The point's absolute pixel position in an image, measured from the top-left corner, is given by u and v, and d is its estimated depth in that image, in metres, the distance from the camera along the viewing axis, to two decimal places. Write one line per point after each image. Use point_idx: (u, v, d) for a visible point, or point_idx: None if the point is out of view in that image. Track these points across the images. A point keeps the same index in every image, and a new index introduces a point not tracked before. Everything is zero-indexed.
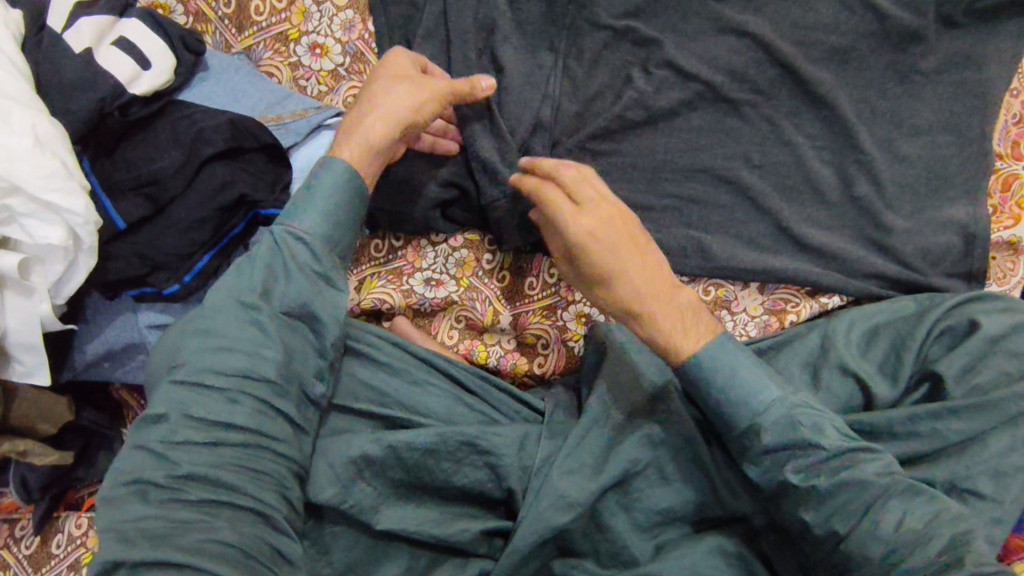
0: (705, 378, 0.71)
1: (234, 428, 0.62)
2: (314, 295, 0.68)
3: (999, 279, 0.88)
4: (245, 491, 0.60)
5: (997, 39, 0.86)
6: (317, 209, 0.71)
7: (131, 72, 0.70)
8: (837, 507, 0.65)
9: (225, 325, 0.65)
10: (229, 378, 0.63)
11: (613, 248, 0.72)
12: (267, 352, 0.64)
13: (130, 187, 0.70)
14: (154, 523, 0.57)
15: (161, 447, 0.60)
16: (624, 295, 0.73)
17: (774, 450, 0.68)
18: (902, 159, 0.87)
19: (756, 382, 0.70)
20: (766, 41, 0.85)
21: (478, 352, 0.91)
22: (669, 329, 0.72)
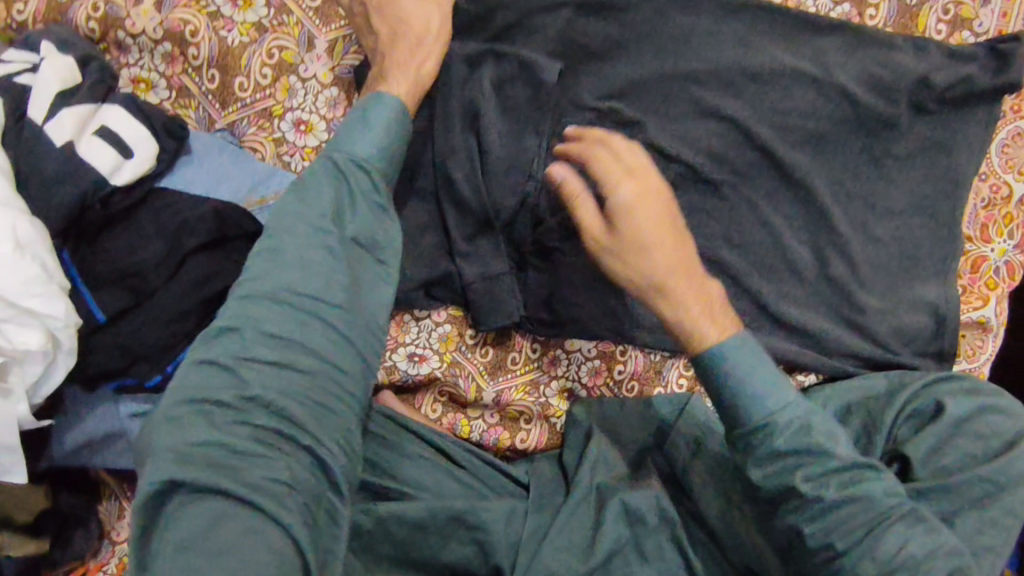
0: (723, 369, 0.70)
1: (303, 351, 0.62)
2: (379, 227, 0.70)
3: (969, 356, 0.91)
4: (308, 425, 0.60)
5: (967, 126, 0.88)
6: (373, 137, 0.72)
7: (114, 162, 0.70)
8: (836, 523, 0.65)
9: (292, 245, 0.65)
10: (300, 299, 0.63)
11: (656, 225, 0.73)
12: (334, 273, 0.65)
13: (110, 279, 0.70)
14: (218, 451, 0.56)
15: (231, 364, 0.60)
16: (653, 270, 0.73)
17: (789, 452, 0.67)
18: (876, 240, 0.89)
19: (778, 378, 0.70)
20: (744, 125, 0.87)
21: (461, 426, 0.91)
22: (692, 309, 0.72)
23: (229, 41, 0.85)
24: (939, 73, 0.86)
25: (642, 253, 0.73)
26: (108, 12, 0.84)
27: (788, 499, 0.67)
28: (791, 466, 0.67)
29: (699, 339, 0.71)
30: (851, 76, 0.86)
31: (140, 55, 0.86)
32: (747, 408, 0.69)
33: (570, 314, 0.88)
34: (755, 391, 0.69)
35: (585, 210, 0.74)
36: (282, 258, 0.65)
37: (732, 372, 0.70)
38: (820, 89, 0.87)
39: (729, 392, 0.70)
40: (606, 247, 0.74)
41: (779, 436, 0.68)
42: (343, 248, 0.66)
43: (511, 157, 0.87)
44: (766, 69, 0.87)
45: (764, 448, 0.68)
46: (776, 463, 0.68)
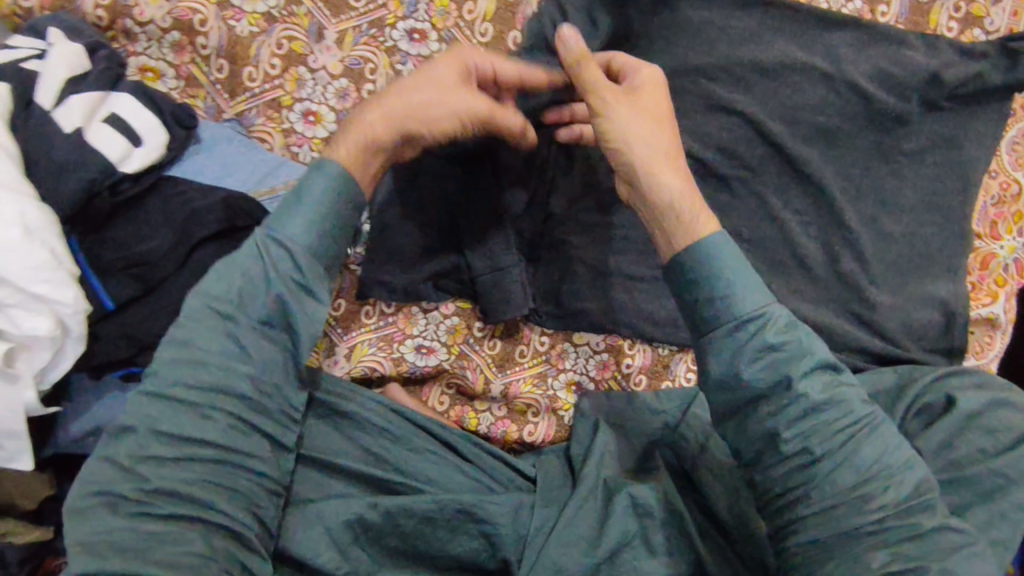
0: (697, 263, 0.67)
1: (205, 442, 0.61)
2: (297, 309, 0.65)
3: (978, 353, 0.91)
4: (214, 504, 0.60)
5: (977, 123, 0.88)
6: (303, 216, 0.66)
7: (123, 150, 0.69)
8: (816, 429, 0.63)
9: (201, 333, 0.62)
10: (204, 392, 0.61)
11: (661, 110, 0.72)
12: (242, 364, 0.63)
13: (118, 267, 0.69)
14: (124, 536, 0.57)
15: (130, 462, 0.59)
16: (653, 145, 0.69)
17: (775, 348, 0.64)
18: (886, 236, 0.89)
19: (743, 271, 0.67)
20: (755, 120, 0.87)
21: (468, 419, 0.90)
22: (681, 198, 0.69)
23: (238, 31, 0.85)
24: (951, 70, 0.86)
25: (634, 117, 0.70)
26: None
27: (765, 403, 0.64)
28: (770, 364, 0.64)
29: (683, 229, 0.68)
30: (862, 72, 0.86)
31: (148, 44, 0.85)
32: (730, 305, 0.65)
33: (578, 306, 0.89)
34: (734, 289, 0.66)
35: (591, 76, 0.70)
36: (191, 349, 0.62)
37: (720, 263, 0.66)
38: (831, 84, 0.87)
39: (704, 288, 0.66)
40: (607, 98, 0.71)
41: (758, 333, 0.65)
42: (252, 336, 0.64)
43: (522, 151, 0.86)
44: (777, 64, 0.86)
45: (744, 346, 0.65)
46: (757, 361, 0.64)
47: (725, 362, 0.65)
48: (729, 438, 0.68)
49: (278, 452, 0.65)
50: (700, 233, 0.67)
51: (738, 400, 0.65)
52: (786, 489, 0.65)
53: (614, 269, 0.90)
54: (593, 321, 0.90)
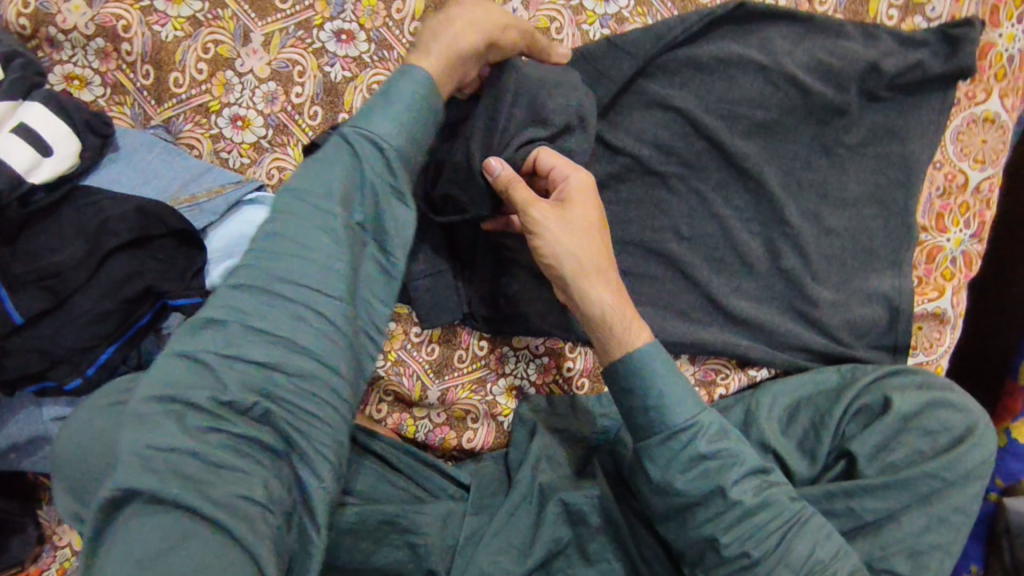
0: (638, 376, 0.68)
1: (304, 352, 0.54)
2: (388, 214, 0.62)
3: (925, 349, 0.89)
4: (290, 428, 0.52)
5: (919, 115, 0.87)
6: (395, 114, 0.64)
7: (31, 160, 0.68)
8: (750, 532, 0.65)
9: (295, 226, 0.57)
10: (301, 293, 0.55)
11: (595, 214, 0.72)
12: (335, 263, 0.57)
13: (30, 280, 0.67)
14: (188, 461, 0.47)
15: (218, 362, 0.51)
16: (593, 260, 0.70)
17: (708, 457, 0.67)
18: (828, 231, 0.87)
19: (685, 386, 0.68)
20: (691, 116, 0.85)
21: (406, 426, 0.89)
22: (620, 309, 0.70)
23: (162, 37, 0.84)
24: (890, 60, 0.84)
25: (565, 239, 0.69)
26: (38, 8, 0.82)
27: (699, 508, 0.67)
28: (705, 477, 0.66)
29: (617, 338, 0.69)
30: (800, 63, 0.84)
31: (73, 51, 0.83)
32: (663, 413, 0.67)
33: (516, 311, 0.87)
34: (668, 398, 0.67)
35: (527, 195, 0.69)
36: (285, 240, 0.57)
37: (654, 370, 0.68)
38: (768, 77, 0.85)
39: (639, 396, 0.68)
40: (539, 217, 0.69)
41: (694, 447, 0.66)
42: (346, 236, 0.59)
43: None
44: (712, 58, 0.84)
45: (683, 455, 0.66)
46: (696, 472, 0.66)
47: (660, 466, 0.67)
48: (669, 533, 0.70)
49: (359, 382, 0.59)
50: (629, 347, 0.69)
51: (674, 506, 0.68)
52: None
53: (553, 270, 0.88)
54: (532, 325, 0.88)
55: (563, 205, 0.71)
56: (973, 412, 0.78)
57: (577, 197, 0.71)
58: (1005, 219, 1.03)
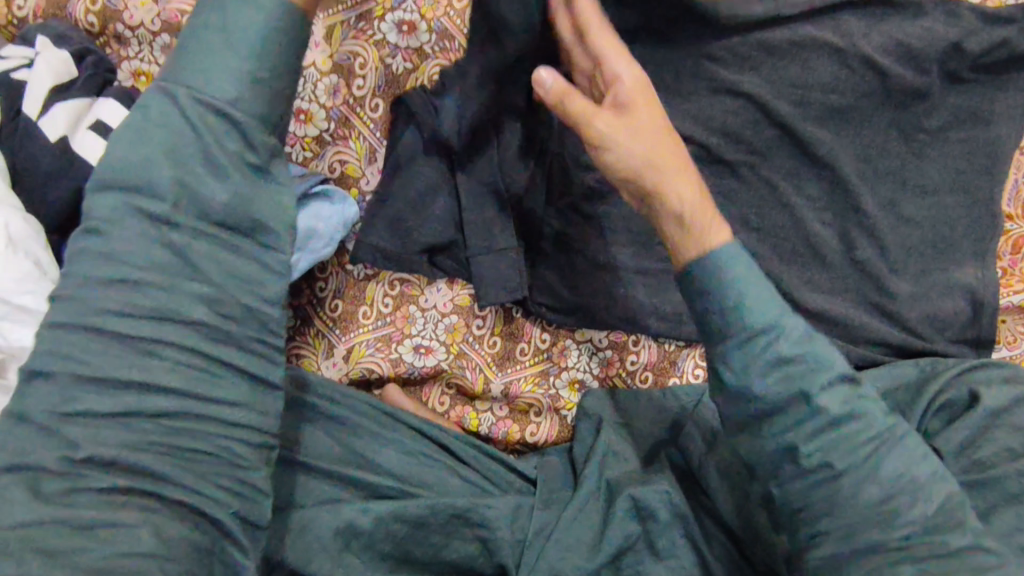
0: (710, 276, 0.62)
1: (159, 391, 0.49)
2: (254, 195, 0.53)
3: (1008, 343, 0.84)
4: (169, 472, 0.49)
5: (1003, 97, 0.82)
6: (232, 79, 0.52)
7: None
8: (834, 443, 0.59)
9: (131, 246, 0.49)
10: (144, 323, 0.49)
11: (653, 104, 0.66)
12: (187, 281, 0.51)
13: None
14: (51, 531, 0.45)
15: (60, 420, 0.48)
16: (655, 155, 0.64)
17: (790, 360, 0.60)
18: (906, 220, 0.84)
19: (761, 290, 0.61)
20: (762, 102, 0.82)
21: (469, 419, 0.88)
22: (691, 209, 0.64)
23: None
24: (973, 39, 0.80)
25: (626, 118, 0.65)
26: (106, 5, 0.83)
27: (775, 418, 0.60)
28: (786, 380, 0.60)
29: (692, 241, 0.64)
30: (877, 44, 0.81)
31: (140, 47, 0.84)
32: (740, 316, 0.61)
33: (578, 301, 0.86)
34: (746, 301, 0.61)
35: (576, 97, 0.65)
36: (112, 268, 0.49)
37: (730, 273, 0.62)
38: (843, 61, 0.81)
39: (712, 302, 0.62)
40: (596, 119, 0.64)
41: (774, 350, 0.60)
42: (198, 236, 0.51)
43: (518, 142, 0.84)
44: (785, 41, 0.81)
45: (760, 361, 0.60)
46: (778, 374, 0.60)
47: (736, 370, 0.61)
48: (742, 451, 0.63)
49: (254, 391, 0.54)
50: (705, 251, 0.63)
51: (747, 413, 0.61)
52: (805, 511, 0.60)
53: (616, 261, 0.86)
54: (594, 316, 0.87)
55: (619, 99, 0.65)
56: None
57: (632, 86, 0.65)
58: None
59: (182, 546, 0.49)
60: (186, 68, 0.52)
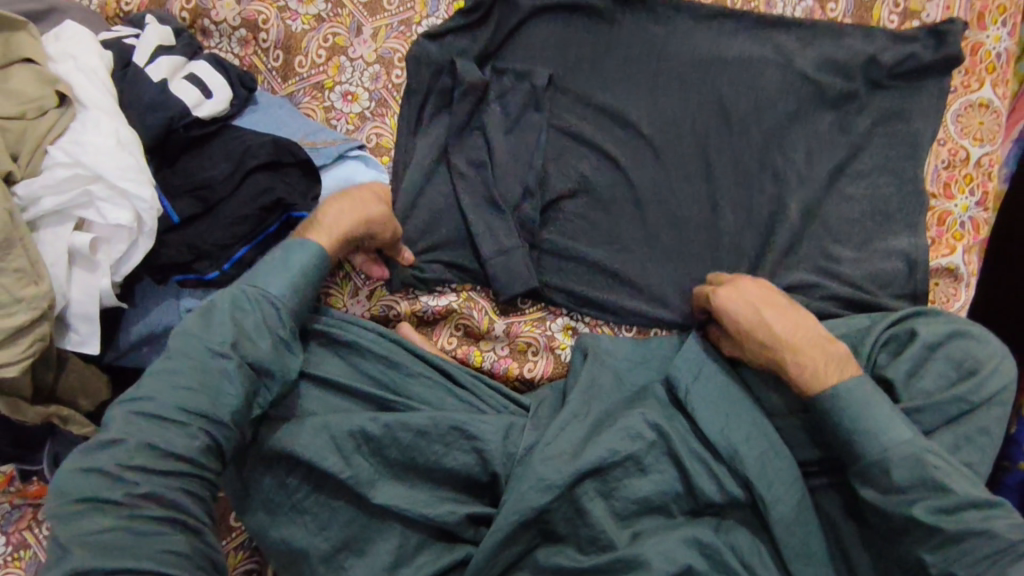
0: (840, 406, 0.82)
1: (183, 460, 0.69)
2: (276, 358, 0.78)
3: (943, 303, 0.97)
4: (186, 503, 0.69)
5: (920, 98, 1.00)
6: (289, 276, 0.80)
7: (197, 99, 0.86)
8: (948, 544, 0.75)
9: (189, 365, 0.73)
10: (191, 417, 0.71)
11: (769, 294, 0.90)
12: (227, 391, 0.73)
13: (184, 190, 0.84)
14: (114, 536, 0.65)
15: (120, 473, 0.67)
16: (791, 355, 0.86)
17: (906, 487, 0.78)
18: (847, 197, 0.99)
19: (879, 414, 0.81)
20: (721, 100, 0.99)
21: (474, 356, 0.99)
22: (817, 363, 0.85)
23: (293, 28, 1.04)
24: (887, 54, 0.99)
25: (761, 322, 0.87)
26: (198, 5, 1.03)
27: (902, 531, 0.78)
28: (895, 498, 0.78)
29: (816, 384, 0.84)
30: (812, 62, 0.99)
31: (219, 40, 1.04)
32: (861, 445, 0.81)
33: (573, 255, 0.99)
34: (875, 430, 0.80)
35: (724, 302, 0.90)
36: (179, 380, 0.72)
37: (861, 407, 0.81)
38: (785, 73, 0.99)
39: (857, 428, 0.81)
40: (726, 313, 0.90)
41: (885, 474, 0.79)
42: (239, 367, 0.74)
43: (511, 122, 1.00)
44: (735, 55, 1.00)
45: (872, 483, 0.80)
46: (887, 493, 0.79)
47: (879, 489, 0.79)
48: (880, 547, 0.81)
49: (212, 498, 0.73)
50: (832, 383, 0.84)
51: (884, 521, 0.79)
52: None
53: (606, 223, 0.99)
54: (588, 268, 0.99)
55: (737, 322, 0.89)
56: (993, 344, 0.88)
57: (755, 285, 0.91)
58: None
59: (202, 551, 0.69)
60: (260, 273, 0.80)
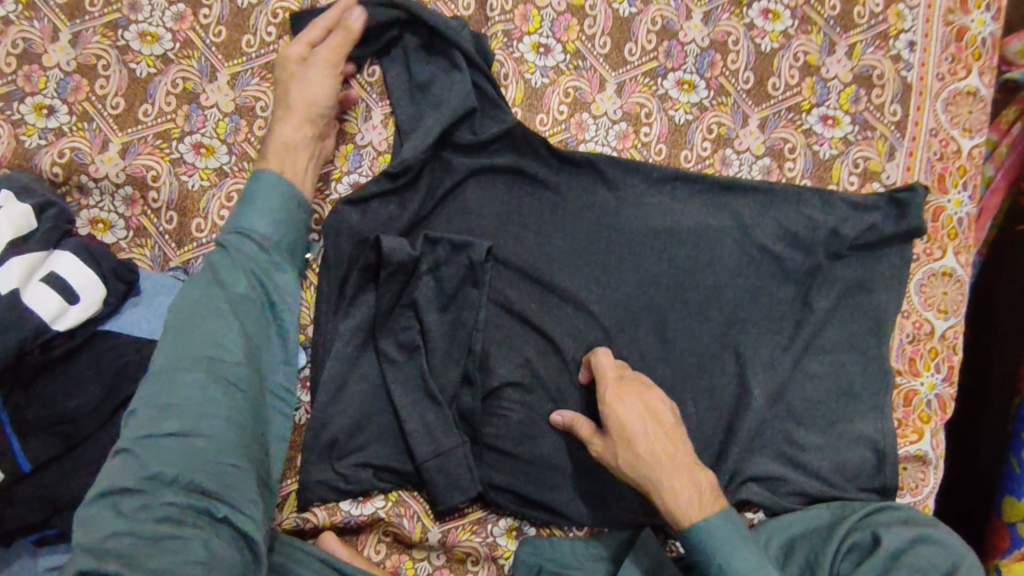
0: (705, 548, 0.76)
1: (206, 415, 0.69)
2: (272, 286, 0.79)
3: (912, 489, 0.92)
4: (213, 490, 0.67)
5: (881, 269, 0.93)
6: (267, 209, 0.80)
7: (58, 307, 0.71)
8: None
9: (201, 322, 0.74)
10: (204, 365, 0.72)
11: (647, 404, 0.82)
12: (234, 337, 0.74)
13: (42, 426, 0.70)
14: (126, 539, 0.63)
15: (136, 447, 0.67)
16: (657, 477, 0.78)
17: None
18: (810, 376, 0.92)
19: (747, 551, 0.75)
20: (673, 278, 0.92)
21: (405, 569, 0.87)
22: (680, 492, 0.77)
23: (189, 185, 0.90)
24: (848, 225, 0.92)
25: (630, 451, 0.79)
26: (73, 158, 0.89)
27: None
28: None
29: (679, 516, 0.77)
30: (769, 234, 0.93)
31: (101, 198, 0.89)
32: None
33: (516, 451, 0.89)
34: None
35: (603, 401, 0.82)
36: (191, 341, 0.73)
37: (728, 546, 0.75)
38: (742, 247, 0.93)
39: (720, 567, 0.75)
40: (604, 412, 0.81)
41: None
42: (236, 310, 0.76)
43: (454, 282, 0.89)
44: (689, 229, 0.93)
45: None
46: None
47: None
48: None
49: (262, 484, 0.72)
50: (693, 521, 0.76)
51: None
52: None
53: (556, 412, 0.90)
54: (531, 465, 0.89)
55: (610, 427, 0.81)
56: (959, 549, 0.80)
57: (636, 391, 0.82)
58: (980, 348, 1.14)
59: (226, 555, 0.65)
60: (240, 209, 0.81)
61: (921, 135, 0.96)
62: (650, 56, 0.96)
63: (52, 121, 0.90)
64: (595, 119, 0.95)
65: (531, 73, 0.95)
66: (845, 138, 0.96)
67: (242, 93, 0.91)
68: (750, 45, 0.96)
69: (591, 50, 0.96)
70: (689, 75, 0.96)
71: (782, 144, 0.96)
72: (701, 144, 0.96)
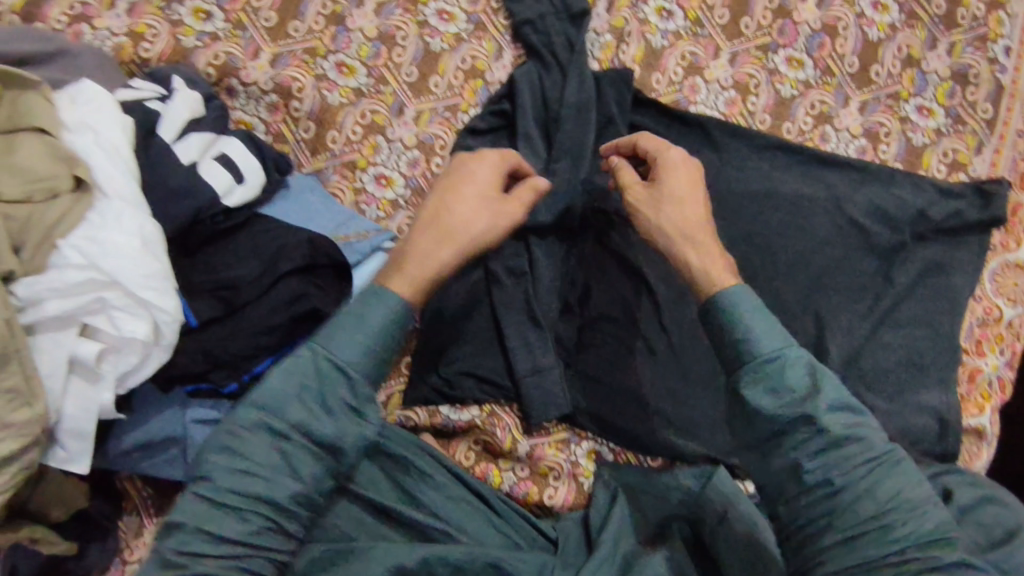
0: (731, 308, 0.74)
1: (269, 491, 0.68)
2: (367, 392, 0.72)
3: (967, 459, 0.98)
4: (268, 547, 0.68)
5: (960, 253, 1.00)
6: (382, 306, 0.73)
7: (227, 185, 0.78)
8: (838, 460, 0.69)
9: (284, 394, 0.70)
10: (282, 441, 0.69)
11: (695, 173, 0.84)
12: (317, 422, 0.70)
13: (207, 288, 0.77)
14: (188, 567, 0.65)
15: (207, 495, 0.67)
16: (685, 223, 0.81)
17: (789, 390, 0.70)
18: (884, 345, 0.98)
19: (765, 315, 0.74)
20: (768, 237, 0.98)
21: (493, 476, 0.93)
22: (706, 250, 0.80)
23: (330, 100, 0.96)
24: (935, 208, 0.99)
25: (670, 205, 0.82)
26: (226, 62, 0.95)
27: None
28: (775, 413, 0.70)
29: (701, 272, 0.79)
30: (861, 210, 0.99)
31: (246, 102, 0.95)
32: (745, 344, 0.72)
33: (603, 376, 0.95)
34: (755, 331, 0.72)
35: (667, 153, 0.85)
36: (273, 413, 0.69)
37: (748, 307, 0.74)
38: (833, 217, 0.99)
39: (741, 322, 0.73)
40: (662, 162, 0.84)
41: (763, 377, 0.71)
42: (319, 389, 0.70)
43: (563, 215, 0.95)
44: (789, 193, 0.98)
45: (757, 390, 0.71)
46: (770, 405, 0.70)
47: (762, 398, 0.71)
48: None
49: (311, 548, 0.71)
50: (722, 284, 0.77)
51: None
52: None
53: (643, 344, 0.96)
54: (617, 391, 0.95)
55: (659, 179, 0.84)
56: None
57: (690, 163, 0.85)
58: None
59: None
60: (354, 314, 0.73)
61: (1009, 134, 1.03)
62: (764, 31, 1.03)
63: (208, 25, 0.96)
64: (707, 84, 1.02)
65: (652, 34, 1.02)
66: (938, 128, 1.03)
67: (386, 22, 0.98)
68: (857, 34, 1.03)
69: (710, 20, 1.03)
70: (798, 53, 1.03)
71: (878, 127, 1.02)
72: (804, 118, 1.02)
